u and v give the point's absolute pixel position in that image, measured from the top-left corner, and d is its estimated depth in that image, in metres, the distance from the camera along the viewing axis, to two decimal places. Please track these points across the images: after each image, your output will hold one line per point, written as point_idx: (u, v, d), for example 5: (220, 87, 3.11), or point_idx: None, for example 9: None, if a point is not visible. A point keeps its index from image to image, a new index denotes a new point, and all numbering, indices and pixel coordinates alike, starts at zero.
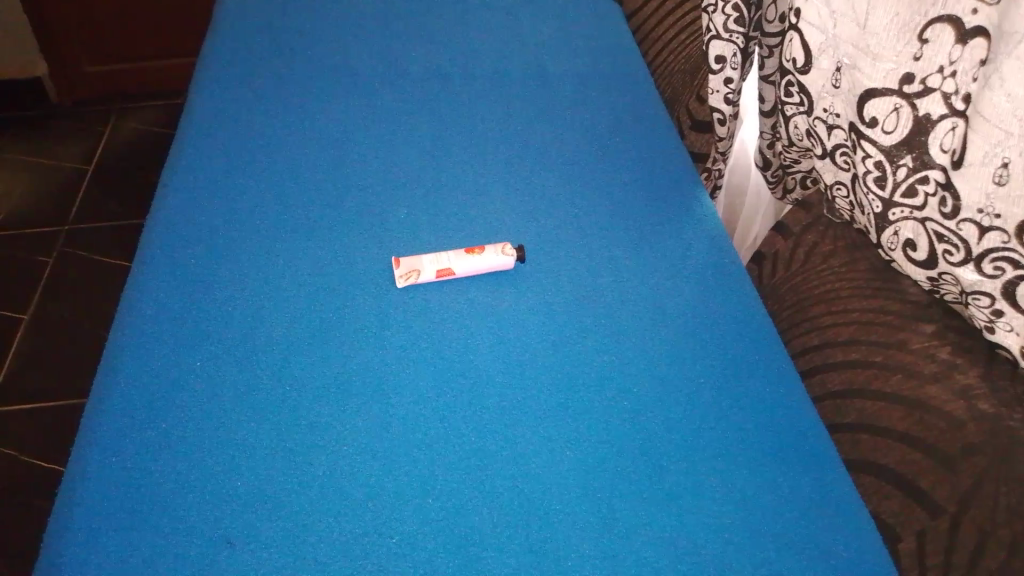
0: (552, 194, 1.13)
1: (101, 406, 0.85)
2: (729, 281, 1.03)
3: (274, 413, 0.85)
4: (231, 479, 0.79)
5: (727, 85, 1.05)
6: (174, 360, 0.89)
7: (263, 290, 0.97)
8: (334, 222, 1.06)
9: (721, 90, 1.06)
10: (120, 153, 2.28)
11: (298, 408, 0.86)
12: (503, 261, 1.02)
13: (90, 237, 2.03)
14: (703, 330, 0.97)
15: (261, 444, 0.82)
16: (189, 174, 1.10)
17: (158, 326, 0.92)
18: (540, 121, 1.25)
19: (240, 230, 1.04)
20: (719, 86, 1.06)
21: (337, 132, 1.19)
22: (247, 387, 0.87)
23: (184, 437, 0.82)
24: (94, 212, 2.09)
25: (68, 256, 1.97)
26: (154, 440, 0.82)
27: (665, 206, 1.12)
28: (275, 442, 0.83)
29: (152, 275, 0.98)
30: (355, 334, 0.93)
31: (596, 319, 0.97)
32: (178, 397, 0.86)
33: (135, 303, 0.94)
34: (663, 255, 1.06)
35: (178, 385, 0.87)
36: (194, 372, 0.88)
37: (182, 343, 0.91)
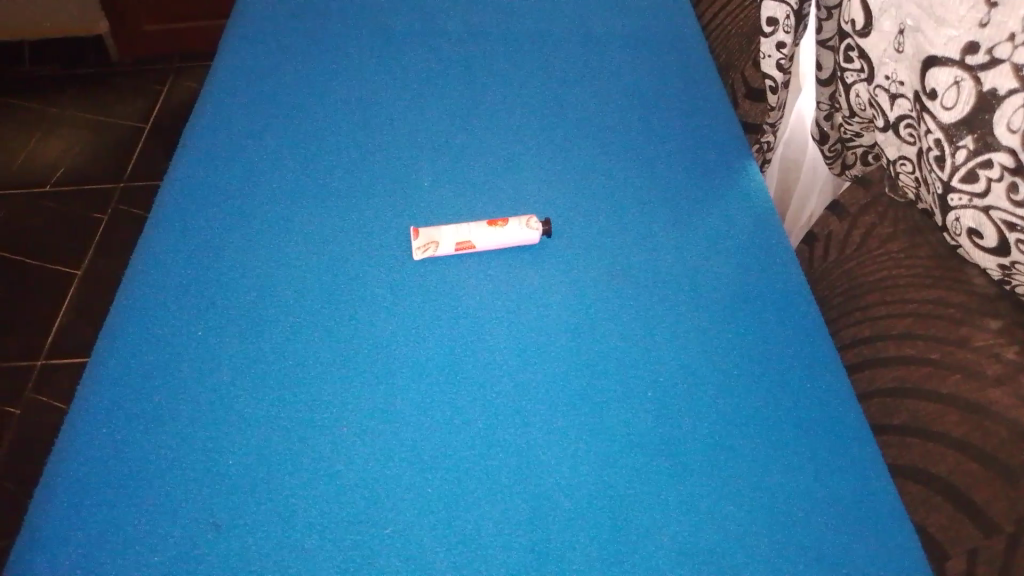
0: (587, 165, 1.07)
1: (99, 372, 0.82)
2: (772, 264, 0.95)
3: (275, 387, 0.81)
4: (223, 454, 0.76)
5: (780, 50, 0.99)
6: (177, 326, 0.86)
7: (275, 257, 0.93)
8: (355, 189, 1.02)
9: (773, 56, 1.00)
10: (175, 112, 2.27)
11: (299, 380, 0.81)
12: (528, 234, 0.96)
13: (137, 195, 2.03)
14: (740, 317, 0.90)
15: (259, 418, 0.78)
16: (211, 134, 1.07)
17: (164, 291, 0.89)
18: (580, 86, 1.18)
19: (258, 193, 1.00)
20: (771, 51, 1.00)
21: (367, 95, 1.14)
22: (248, 359, 0.83)
23: (177, 409, 0.79)
24: (145, 171, 2.09)
25: (121, 214, 1.97)
26: (148, 409, 0.79)
27: (708, 182, 1.05)
28: (274, 418, 0.78)
29: (163, 237, 0.95)
30: (366, 307, 0.89)
31: (624, 301, 0.91)
32: (177, 365, 0.82)
33: (143, 266, 0.91)
34: (703, 234, 0.98)
35: (179, 352, 0.83)
36: (197, 340, 0.85)
37: (187, 309, 0.87)
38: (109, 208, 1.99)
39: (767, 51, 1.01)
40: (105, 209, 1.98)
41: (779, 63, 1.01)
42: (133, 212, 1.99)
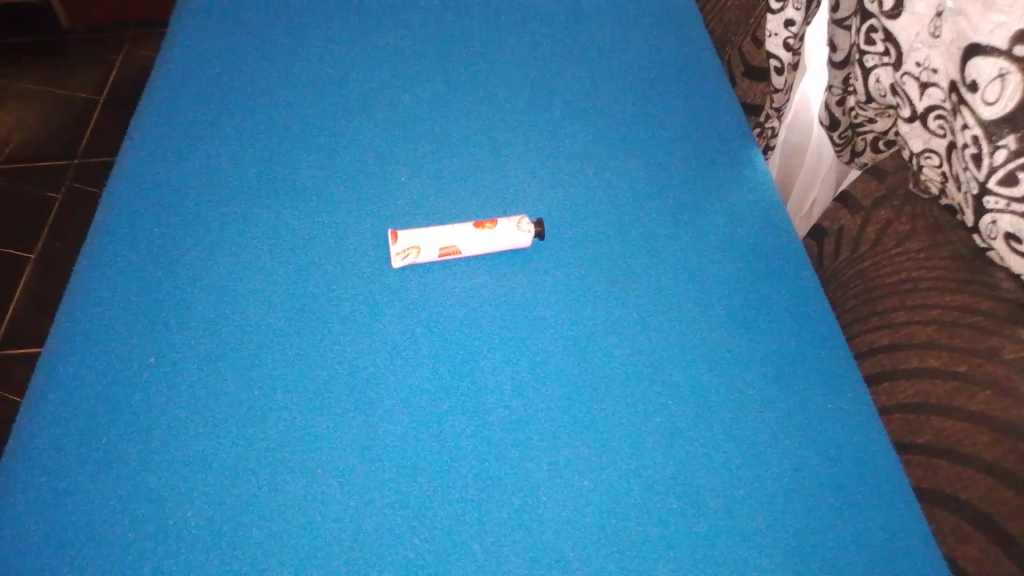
0: (581, 156, 0.97)
1: (36, 406, 0.72)
2: (784, 270, 0.88)
3: (236, 415, 0.71)
4: (181, 504, 0.66)
5: (788, 28, 0.92)
6: (124, 349, 0.75)
7: (237, 259, 0.83)
8: (325, 183, 0.91)
9: (780, 34, 0.93)
10: (132, 84, 2.14)
11: (265, 409, 0.72)
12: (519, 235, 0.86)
13: (91, 173, 1.90)
14: (753, 328, 0.82)
15: (222, 455, 0.69)
16: (163, 124, 0.96)
17: (110, 307, 0.79)
18: (570, 67, 1.08)
19: (216, 191, 0.90)
20: (778, 29, 0.92)
21: (336, 76, 1.04)
22: (205, 381, 0.73)
23: (126, 442, 0.69)
24: (100, 146, 1.96)
25: (77, 192, 1.85)
26: (92, 451, 0.69)
27: (712, 173, 0.97)
28: (242, 454, 0.69)
29: (109, 244, 0.84)
30: (340, 319, 0.79)
31: (625, 307, 0.83)
32: (125, 396, 0.72)
33: (86, 278, 0.81)
34: (709, 235, 0.91)
35: (128, 381, 0.73)
36: (147, 366, 0.74)
37: (136, 326, 0.77)
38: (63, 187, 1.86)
39: (775, 28, 0.93)
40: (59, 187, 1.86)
41: (788, 42, 0.93)
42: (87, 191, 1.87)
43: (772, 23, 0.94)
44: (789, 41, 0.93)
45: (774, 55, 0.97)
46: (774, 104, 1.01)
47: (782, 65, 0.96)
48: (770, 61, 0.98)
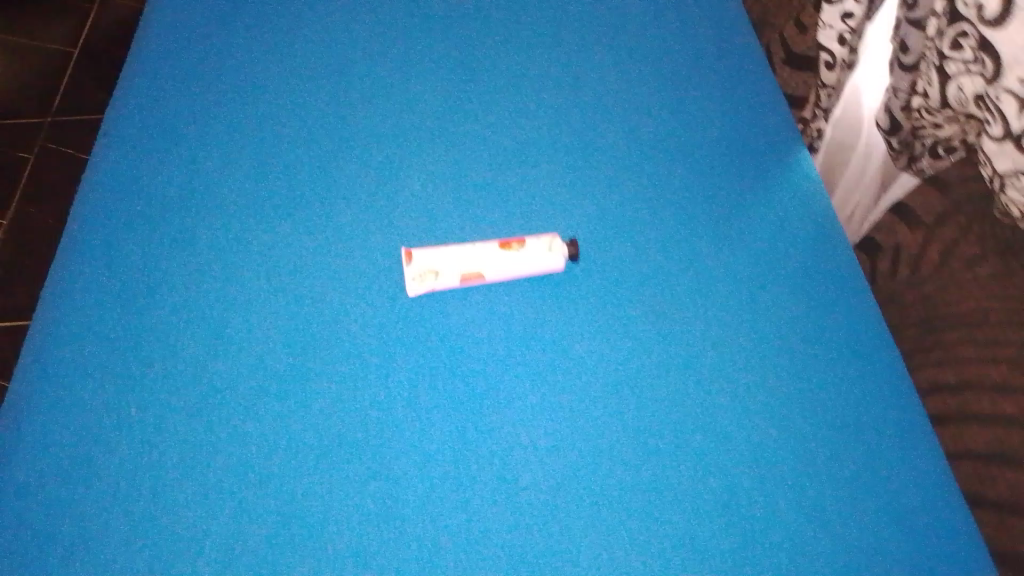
0: (614, 162, 0.86)
1: (4, 480, 0.64)
2: (839, 302, 0.79)
3: (240, 488, 0.64)
4: None
5: (845, 21, 0.83)
6: (102, 405, 0.67)
7: (231, 291, 0.73)
8: (328, 190, 0.80)
9: (835, 27, 0.84)
10: None
11: (268, 473, 0.65)
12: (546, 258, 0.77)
13: (66, 126, 1.60)
14: (804, 374, 0.74)
15: (219, 532, 0.62)
16: (134, 120, 0.84)
17: (87, 353, 0.70)
18: (597, 53, 0.96)
19: (201, 203, 0.79)
20: (834, 21, 0.84)
21: (332, 55, 0.90)
22: (205, 444, 0.66)
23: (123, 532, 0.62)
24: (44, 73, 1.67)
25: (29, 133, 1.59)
26: (71, 532, 0.62)
27: (755, 186, 0.86)
28: (241, 529, 0.63)
29: (83, 273, 0.74)
30: (347, 358, 0.71)
31: (667, 346, 0.74)
32: (104, 460, 0.64)
33: (55, 317, 0.71)
34: (757, 260, 0.81)
35: (109, 443, 0.66)
36: (129, 424, 0.66)
37: (123, 384, 0.68)
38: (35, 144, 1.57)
39: (829, 19, 0.85)
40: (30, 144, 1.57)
41: (842, 35, 0.84)
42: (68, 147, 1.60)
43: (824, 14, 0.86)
44: (843, 35, 0.84)
45: (824, 49, 0.88)
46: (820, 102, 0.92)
47: (833, 60, 0.87)
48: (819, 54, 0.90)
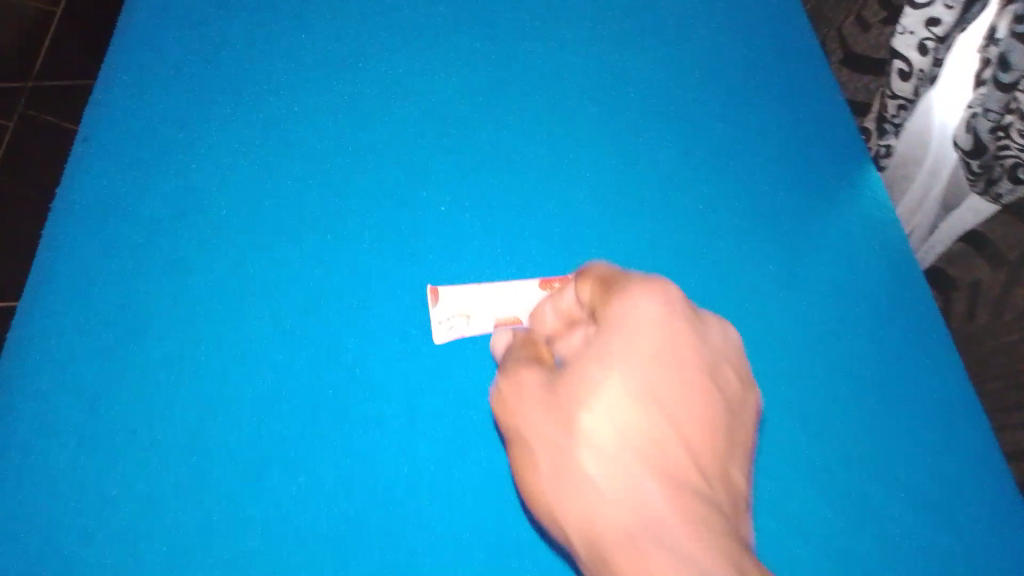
0: (669, 181, 0.75)
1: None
2: (931, 352, 0.69)
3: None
4: None
5: (930, 28, 0.72)
6: (76, 478, 0.54)
7: (222, 339, 0.60)
8: (340, 209, 0.68)
9: (917, 34, 0.74)
10: None
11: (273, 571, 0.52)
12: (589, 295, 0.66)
13: (52, 93, 1.40)
14: (902, 440, 0.64)
15: None
16: (109, 122, 0.70)
17: (56, 411, 0.56)
18: (643, 48, 0.84)
19: (196, 223, 0.66)
20: (915, 26, 0.73)
21: (338, 44, 0.78)
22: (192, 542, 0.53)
23: None
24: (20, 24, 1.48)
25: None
26: None
27: (831, 218, 0.75)
28: None
29: (52, 311, 0.61)
30: (368, 423, 0.57)
31: (738, 421, 0.63)
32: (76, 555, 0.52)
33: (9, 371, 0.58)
34: (840, 309, 0.70)
35: (88, 522, 0.53)
36: (106, 504, 0.53)
37: (94, 453, 0.55)
38: (15, 114, 1.38)
39: (911, 24, 0.74)
40: (9, 114, 1.38)
41: (924, 44, 0.74)
42: (48, 121, 1.38)
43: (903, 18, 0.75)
44: (926, 43, 0.74)
45: (900, 56, 0.77)
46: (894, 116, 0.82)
47: (909, 71, 0.77)
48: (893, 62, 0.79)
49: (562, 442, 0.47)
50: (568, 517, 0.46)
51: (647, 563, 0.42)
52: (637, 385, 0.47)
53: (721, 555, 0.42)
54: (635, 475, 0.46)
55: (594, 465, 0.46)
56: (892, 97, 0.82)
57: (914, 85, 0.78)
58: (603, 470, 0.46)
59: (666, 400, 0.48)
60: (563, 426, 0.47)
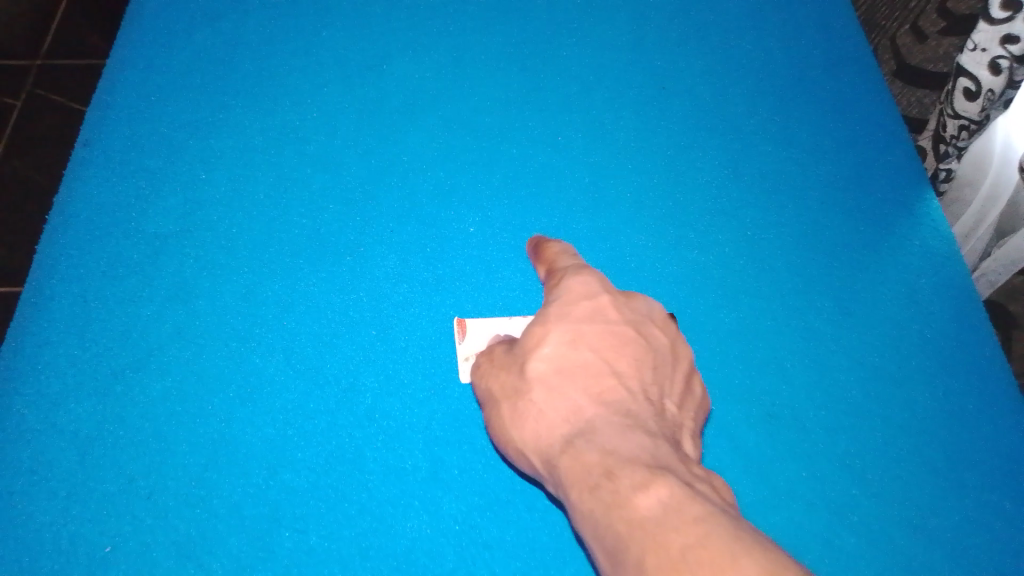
0: (715, 205, 0.70)
1: None
2: (996, 402, 0.64)
3: None
4: None
5: (1007, 47, 0.73)
6: (63, 534, 0.48)
7: (232, 368, 0.54)
8: (360, 229, 0.62)
9: (990, 51, 0.75)
10: None
11: None
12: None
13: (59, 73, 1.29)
14: (966, 502, 0.60)
15: None
16: (113, 128, 0.65)
17: (43, 454, 0.50)
18: (687, 57, 0.78)
19: (205, 240, 0.60)
20: (986, 44, 0.75)
21: (361, 46, 0.72)
22: None
23: None
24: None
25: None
26: None
27: (885, 253, 0.70)
28: None
29: (42, 337, 0.54)
30: (388, 476, 0.51)
31: (785, 479, 0.59)
32: None
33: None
34: (893, 354, 0.65)
35: None
36: (97, 565, 0.47)
37: (86, 495, 0.49)
38: (22, 93, 1.26)
39: (984, 42, 0.75)
40: (15, 93, 1.26)
41: (998, 62, 0.75)
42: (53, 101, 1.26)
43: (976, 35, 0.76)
44: (999, 61, 0.75)
45: (966, 74, 0.79)
46: None
47: (977, 89, 0.78)
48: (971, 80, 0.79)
49: (509, 385, 0.49)
50: (526, 440, 0.47)
51: (577, 461, 0.44)
52: (569, 329, 0.50)
53: (647, 450, 0.44)
54: (567, 392, 0.48)
55: (548, 410, 0.47)
56: (955, 117, 0.83)
57: (982, 104, 0.79)
58: (556, 415, 0.47)
59: (598, 340, 0.50)
60: (511, 370, 0.50)
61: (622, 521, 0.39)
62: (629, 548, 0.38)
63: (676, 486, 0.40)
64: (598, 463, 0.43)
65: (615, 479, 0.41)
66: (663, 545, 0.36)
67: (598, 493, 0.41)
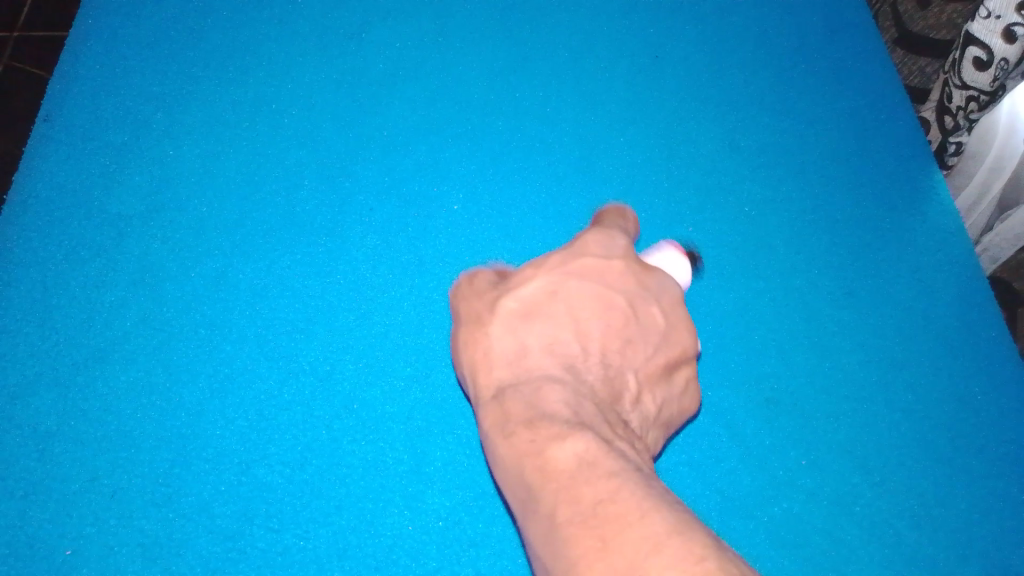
0: (711, 179, 0.67)
1: None
2: (1002, 384, 0.62)
3: None
4: None
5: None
6: (22, 537, 0.45)
7: (202, 359, 0.52)
8: (336, 209, 0.59)
9: (1007, 19, 0.73)
10: None
11: None
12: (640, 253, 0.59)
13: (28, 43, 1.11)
14: (969, 490, 0.58)
15: None
16: (73, 101, 0.61)
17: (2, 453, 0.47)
18: (681, 24, 0.75)
19: (173, 221, 0.57)
20: (1001, 12, 0.73)
21: (339, 14, 0.69)
22: None
23: None
24: None
25: None
26: None
27: (885, 229, 0.68)
28: None
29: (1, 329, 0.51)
30: (368, 470, 0.49)
31: (784, 465, 0.57)
32: None
33: None
34: (894, 334, 0.63)
35: None
36: (58, 569, 0.45)
37: (46, 496, 0.46)
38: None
39: (998, 9, 0.73)
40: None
41: (1013, 30, 0.73)
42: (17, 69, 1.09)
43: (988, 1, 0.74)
44: (1015, 29, 0.73)
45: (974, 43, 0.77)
46: (975, 110, 0.80)
47: (989, 59, 0.75)
48: (983, 49, 0.76)
49: (476, 315, 0.47)
50: (475, 377, 0.45)
51: (506, 406, 0.41)
52: (557, 278, 0.46)
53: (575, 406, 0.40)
54: (525, 334, 0.45)
55: (500, 347, 0.45)
56: (962, 88, 0.80)
57: (994, 75, 0.76)
58: (507, 355, 0.44)
59: (581, 301, 0.46)
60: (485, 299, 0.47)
61: (532, 468, 0.36)
62: (539, 497, 0.35)
63: (590, 438, 0.36)
64: (524, 412, 0.40)
65: (535, 429, 0.38)
66: (574, 499, 0.33)
67: (514, 440, 0.38)
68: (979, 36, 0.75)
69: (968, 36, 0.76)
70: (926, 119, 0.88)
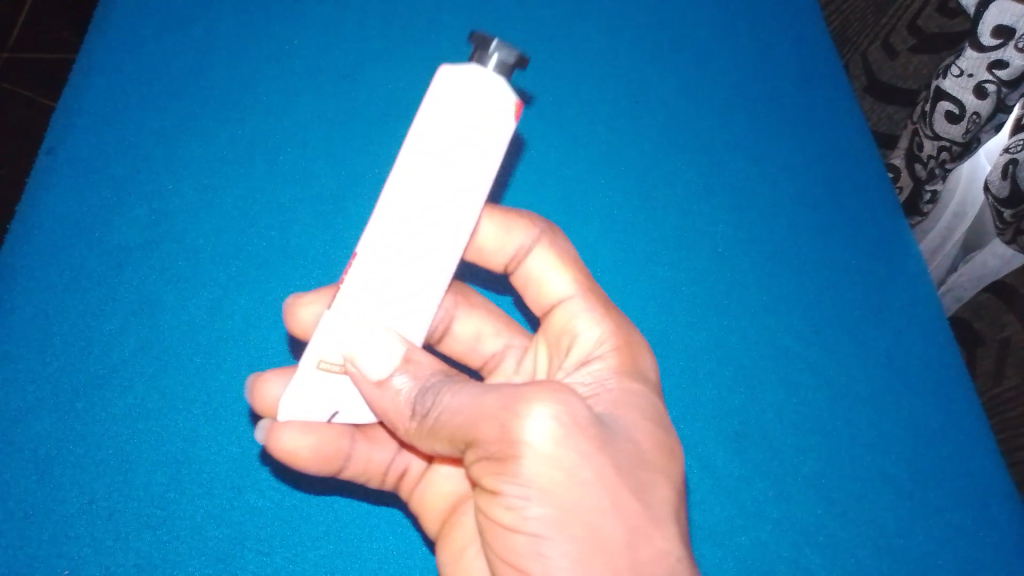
0: (688, 221, 0.70)
1: None
2: (961, 421, 0.65)
3: None
4: None
5: (994, 71, 0.73)
6: (22, 558, 0.47)
7: (199, 386, 0.54)
8: (329, 245, 0.62)
9: (978, 76, 0.74)
10: None
11: None
12: (455, 86, 0.44)
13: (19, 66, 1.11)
14: (927, 521, 0.61)
15: None
16: (73, 130, 0.63)
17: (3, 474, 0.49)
18: (663, 70, 0.78)
19: (171, 252, 0.59)
20: (973, 68, 0.74)
21: (335, 53, 0.71)
22: None
23: None
24: None
25: None
26: None
27: (852, 271, 0.71)
28: None
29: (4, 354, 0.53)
30: (354, 494, 0.53)
31: (752, 495, 0.59)
32: None
33: None
34: (859, 370, 0.66)
35: None
36: None
37: (46, 517, 0.48)
38: None
39: (970, 67, 0.74)
40: None
41: (984, 87, 0.74)
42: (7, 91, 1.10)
43: (960, 59, 0.76)
44: (986, 86, 0.74)
45: (946, 97, 0.78)
46: (947, 161, 0.81)
47: (961, 112, 0.76)
48: (956, 104, 0.77)
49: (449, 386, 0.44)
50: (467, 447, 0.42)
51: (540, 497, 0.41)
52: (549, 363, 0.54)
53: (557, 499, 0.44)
54: None
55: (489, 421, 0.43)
56: (934, 139, 0.81)
57: (966, 128, 0.77)
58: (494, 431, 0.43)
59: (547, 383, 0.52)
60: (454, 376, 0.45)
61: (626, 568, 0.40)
62: None
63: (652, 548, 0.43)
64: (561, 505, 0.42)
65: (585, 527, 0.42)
66: None
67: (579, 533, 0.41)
68: (953, 92, 0.77)
69: (943, 90, 0.77)
70: (898, 164, 0.90)
